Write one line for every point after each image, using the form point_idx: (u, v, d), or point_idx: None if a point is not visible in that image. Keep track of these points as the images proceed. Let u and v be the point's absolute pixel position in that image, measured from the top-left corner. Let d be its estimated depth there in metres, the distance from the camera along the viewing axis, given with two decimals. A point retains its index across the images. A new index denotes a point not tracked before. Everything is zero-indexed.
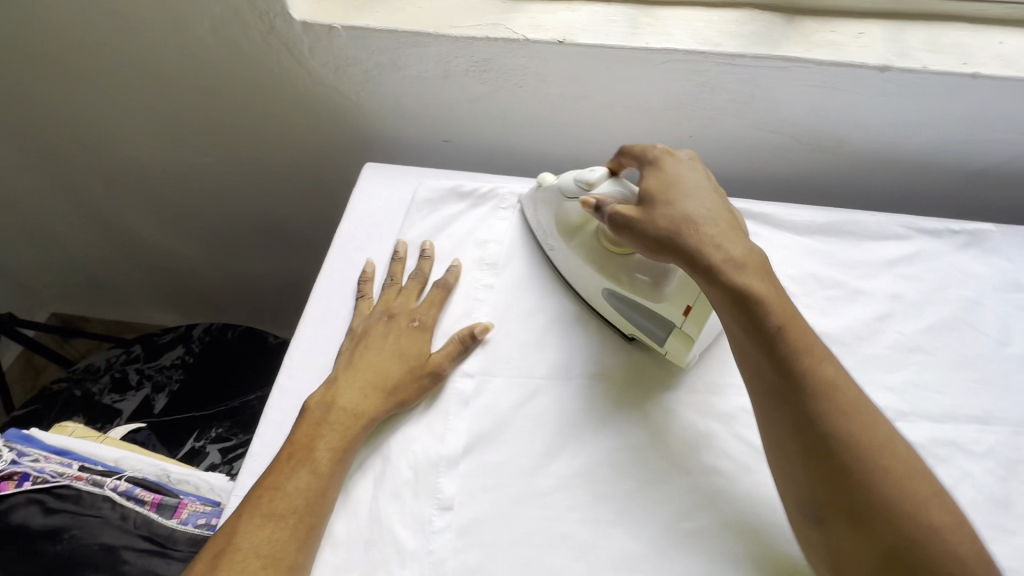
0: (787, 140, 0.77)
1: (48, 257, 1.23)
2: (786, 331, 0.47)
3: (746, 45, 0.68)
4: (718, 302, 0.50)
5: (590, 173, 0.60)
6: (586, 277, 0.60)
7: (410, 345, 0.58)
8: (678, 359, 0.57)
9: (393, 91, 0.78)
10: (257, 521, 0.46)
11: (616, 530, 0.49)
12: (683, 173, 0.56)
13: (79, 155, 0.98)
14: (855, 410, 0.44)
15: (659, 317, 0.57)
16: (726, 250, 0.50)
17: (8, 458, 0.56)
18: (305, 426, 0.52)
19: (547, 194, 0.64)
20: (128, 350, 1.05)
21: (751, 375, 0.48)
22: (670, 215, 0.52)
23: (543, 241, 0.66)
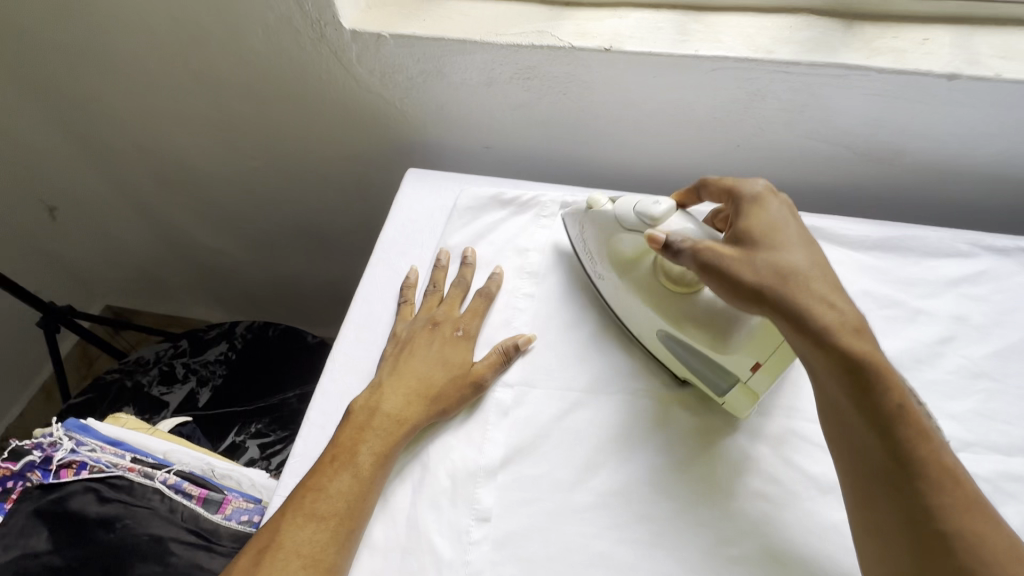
0: (842, 150, 0.74)
1: (105, 252, 1.30)
2: (903, 409, 0.42)
3: (801, 52, 0.65)
4: (822, 366, 0.44)
5: (654, 206, 0.54)
6: (641, 314, 0.56)
7: (454, 352, 0.58)
8: (736, 409, 0.54)
9: (436, 98, 0.79)
10: (300, 520, 0.47)
11: (655, 551, 0.48)
12: (783, 219, 0.51)
13: (137, 156, 1.03)
14: (973, 507, 0.40)
15: (722, 369, 0.52)
16: (836, 310, 0.45)
17: (67, 447, 0.59)
18: (349, 428, 0.52)
19: (600, 221, 0.58)
20: (175, 344, 1.09)
21: (851, 448, 0.43)
22: (771, 265, 0.47)
23: (590, 266, 0.61)
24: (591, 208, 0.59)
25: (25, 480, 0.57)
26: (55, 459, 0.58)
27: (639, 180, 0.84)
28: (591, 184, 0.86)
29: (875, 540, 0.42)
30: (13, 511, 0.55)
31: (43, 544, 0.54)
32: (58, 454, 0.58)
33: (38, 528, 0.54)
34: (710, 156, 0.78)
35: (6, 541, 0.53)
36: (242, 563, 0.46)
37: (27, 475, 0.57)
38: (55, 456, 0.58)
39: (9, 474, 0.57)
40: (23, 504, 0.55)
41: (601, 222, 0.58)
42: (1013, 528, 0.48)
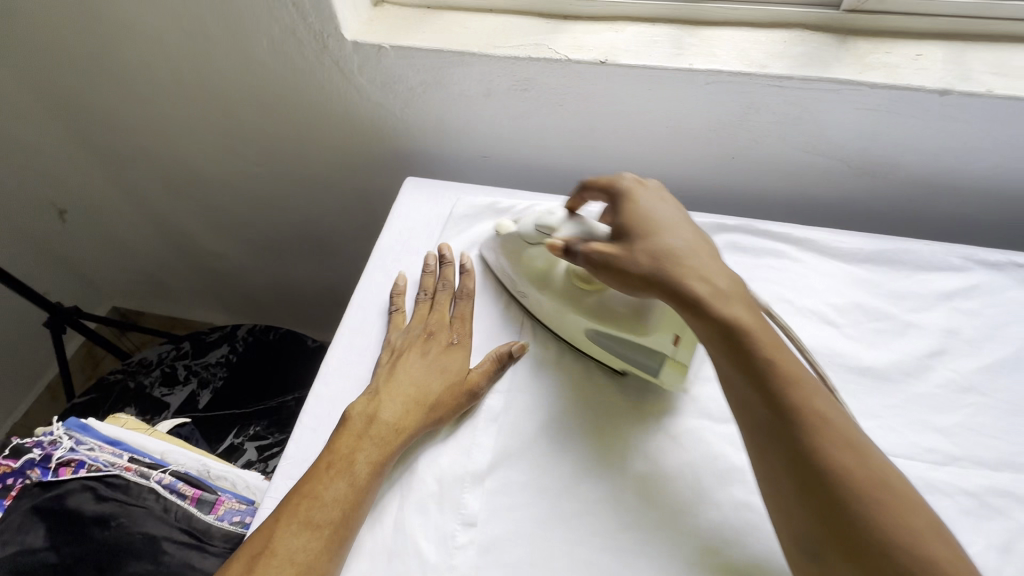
0: (837, 163, 0.74)
1: (113, 254, 1.32)
2: (774, 360, 0.46)
3: (794, 66, 0.66)
4: (704, 334, 0.49)
5: (549, 217, 0.61)
6: (567, 319, 0.59)
7: (449, 360, 0.58)
8: (676, 387, 0.56)
9: (436, 109, 0.80)
10: (296, 528, 0.47)
11: (638, 560, 0.48)
12: (653, 205, 0.56)
13: (144, 161, 1.05)
14: (848, 442, 0.42)
15: (649, 350, 0.55)
16: (706, 279, 0.50)
17: (67, 446, 0.60)
18: (346, 435, 0.53)
19: (510, 241, 0.65)
20: (178, 346, 1.11)
21: (739, 406, 0.47)
22: (649, 250, 0.52)
23: (514, 290, 0.65)
24: (498, 234, 0.67)
25: (25, 477, 0.58)
26: (55, 457, 0.59)
27: None
28: None
29: (772, 492, 0.44)
30: (11, 507, 0.56)
31: (40, 541, 0.55)
32: (58, 453, 0.59)
33: (36, 525, 0.56)
34: (706, 167, 0.79)
35: (4, 537, 0.55)
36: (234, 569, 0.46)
37: (27, 472, 0.58)
38: (55, 454, 0.59)
39: (9, 470, 0.58)
40: (22, 501, 0.56)
41: (508, 242, 0.65)
42: (998, 543, 0.48)
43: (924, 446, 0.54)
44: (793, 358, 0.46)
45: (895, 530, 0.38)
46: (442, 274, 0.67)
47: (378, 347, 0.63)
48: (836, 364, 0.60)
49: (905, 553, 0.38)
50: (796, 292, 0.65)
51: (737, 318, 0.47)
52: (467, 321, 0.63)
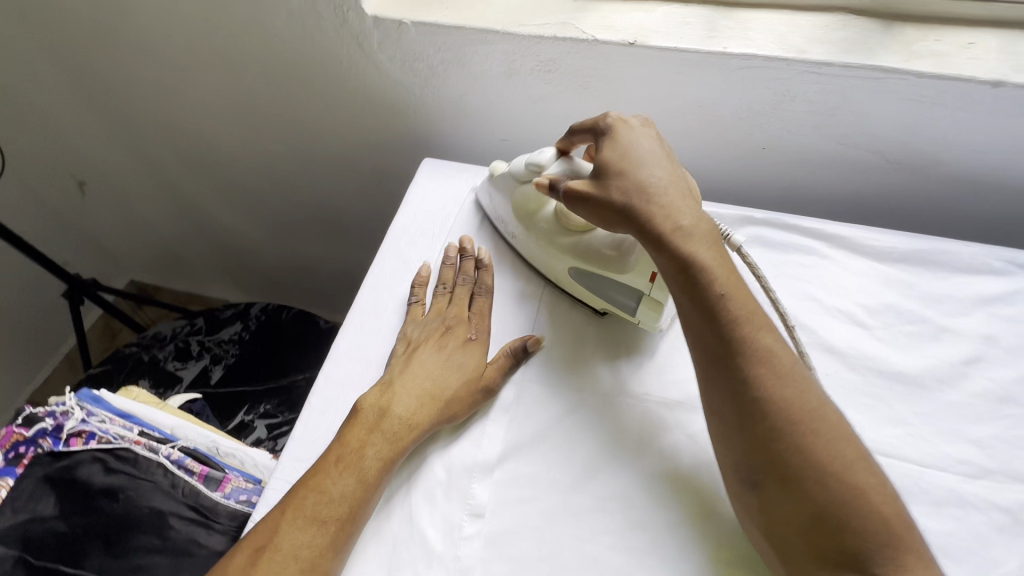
0: (874, 157, 0.71)
1: (130, 228, 1.33)
2: (731, 298, 0.47)
3: (835, 52, 0.63)
4: (667, 271, 0.50)
5: (538, 154, 0.59)
6: (551, 258, 0.61)
7: (468, 355, 0.57)
8: (652, 327, 0.57)
9: (457, 88, 0.78)
10: (301, 522, 0.46)
11: (650, 561, 0.47)
12: (631, 138, 0.55)
13: (162, 135, 1.05)
14: (789, 377, 0.45)
15: (629, 288, 0.57)
16: (675, 217, 0.50)
17: (78, 417, 0.60)
18: (356, 428, 0.51)
19: (502, 182, 0.64)
20: (192, 322, 1.11)
21: (693, 341, 0.49)
22: (624, 186, 0.52)
23: (504, 229, 0.66)
24: (493, 174, 0.67)
25: (36, 446, 0.57)
26: (66, 428, 0.59)
27: None
28: None
29: (715, 424, 0.47)
30: (24, 475, 0.56)
31: (50, 510, 0.56)
32: (69, 424, 0.59)
33: (47, 493, 0.56)
34: (734, 158, 0.76)
35: (16, 504, 0.55)
36: (237, 560, 0.45)
37: (38, 442, 0.58)
38: (67, 425, 0.59)
39: (22, 439, 0.57)
40: (34, 470, 0.56)
41: (499, 181, 0.65)
42: None
43: (956, 457, 0.51)
44: (747, 295, 0.49)
45: (824, 456, 0.42)
46: (462, 268, 0.64)
47: (390, 330, 0.62)
48: (865, 367, 0.57)
49: (833, 478, 0.41)
50: (824, 290, 0.63)
51: (701, 258, 0.49)
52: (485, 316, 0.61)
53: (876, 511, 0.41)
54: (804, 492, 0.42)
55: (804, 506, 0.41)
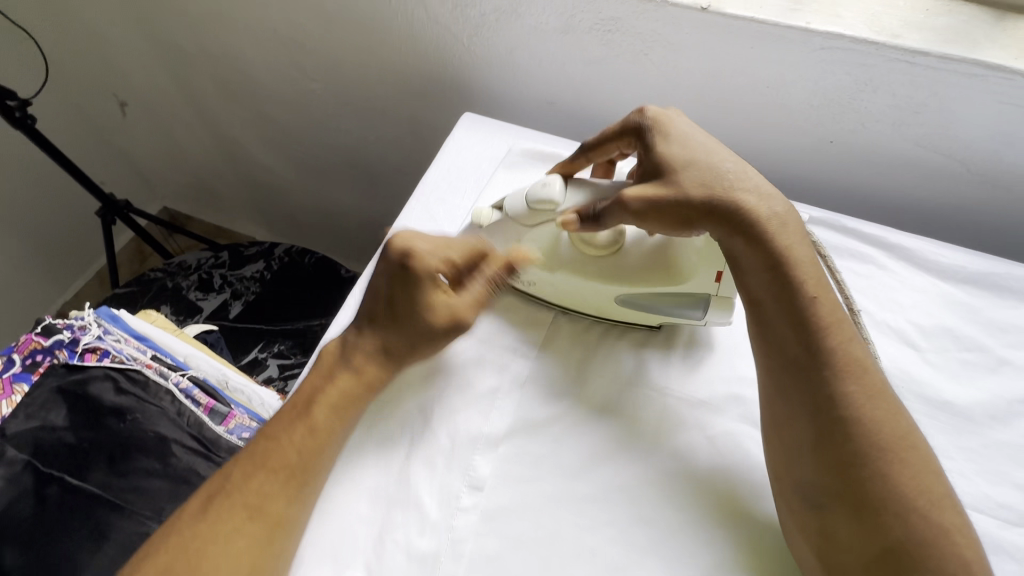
0: (953, 165, 0.64)
1: (165, 154, 1.33)
2: (819, 304, 0.45)
3: (933, 40, 0.56)
4: (750, 268, 0.47)
5: (543, 189, 0.52)
6: (591, 296, 0.54)
7: (416, 301, 0.49)
8: (720, 321, 0.54)
9: (507, 41, 0.73)
10: (250, 469, 0.44)
11: (649, 560, 0.45)
12: (689, 128, 0.51)
13: (201, 60, 1.02)
14: (880, 396, 0.42)
15: (690, 296, 0.53)
16: (765, 210, 0.47)
17: (95, 333, 0.61)
18: (316, 375, 0.50)
19: (498, 230, 0.56)
20: (216, 255, 1.11)
21: (770, 349, 0.46)
22: (698, 177, 0.48)
23: (516, 282, 0.57)
24: (480, 224, 0.57)
25: (53, 356, 0.59)
26: (82, 342, 0.60)
27: None
28: None
29: (787, 439, 0.44)
30: (38, 384, 0.57)
31: (60, 420, 0.56)
32: (85, 338, 0.60)
33: (58, 404, 0.56)
34: (796, 150, 0.70)
35: (28, 411, 0.55)
36: (192, 505, 0.44)
37: (55, 352, 0.59)
38: (83, 340, 0.60)
39: (40, 347, 0.60)
40: (48, 380, 0.57)
41: (494, 233, 0.56)
42: None
43: (997, 500, 0.47)
44: (834, 302, 0.46)
45: (910, 487, 0.39)
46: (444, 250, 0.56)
47: None
48: (910, 392, 0.53)
49: (919, 513, 0.39)
50: (876, 303, 0.58)
51: (795, 257, 0.46)
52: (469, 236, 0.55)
53: (961, 554, 0.38)
54: (880, 524, 0.39)
55: (877, 537, 0.39)
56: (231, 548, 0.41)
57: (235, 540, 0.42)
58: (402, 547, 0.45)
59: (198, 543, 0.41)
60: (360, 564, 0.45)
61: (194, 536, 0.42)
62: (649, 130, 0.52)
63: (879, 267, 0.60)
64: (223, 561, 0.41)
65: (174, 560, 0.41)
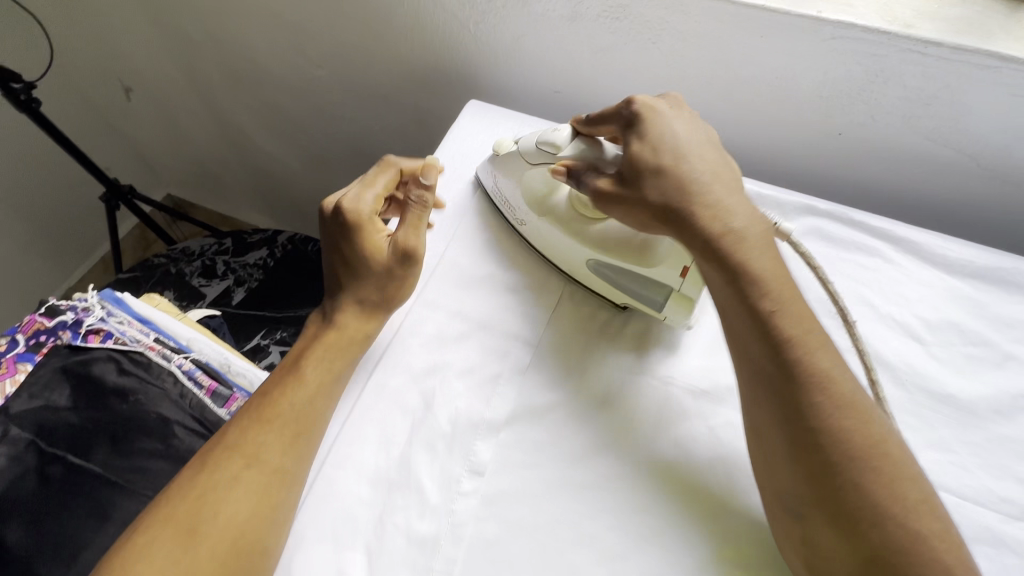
0: (964, 160, 0.63)
1: (169, 141, 1.33)
2: (782, 315, 0.43)
3: (947, 31, 0.55)
4: (716, 279, 0.46)
5: (553, 133, 0.54)
6: (567, 251, 0.57)
7: (361, 247, 0.54)
8: (680, 325, 0.54)
9: (514, 28, 0.72)
10: (246, 423, 0.48)
11: (649, 547, 0.45)
12: (665, 130, 0.50)
13: (205, 45, 1.02)
14: (847, 407, 0.41)
15: (653, 283, 0.53)
16: (726, 223, 0.46)
17: (99, 315, 0.61)
18: (304, 341, 0.54)
19: (508, 161, 0.59)
20: (220, 241, 1.11)
21: (740, 360, 0.45)
22: (660, 185, 0.48)
23: (511, 217, 0.61)
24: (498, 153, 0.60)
25: (56, 337, 0.59)
26: (85, 324, 0.60)
27: None
28: None
29: (763, 450, 0.44)
30: (41, 363, 0.57)
31: (64, 400, 0.56)
32: (88, 320, 0.60)
33: (61, 384, 0.56)
34: (805, 142, 0.69)
35: (31, 390, 0.55)
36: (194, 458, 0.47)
37: (58, 333, 0.59)
38: (86, 321, 0.60)
39: (44, 328, 0.60)
40: (51, 360, 0.57)
41: (507, 167, 0.60)
42: None
43: (999, 494, 0.47)
44: (802, 311, 0.44)
45: (885, 495, 0.38)
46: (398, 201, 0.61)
47: None
48: (914, 385, 0.52)
49: (894, 520, 0.38)
50: (881, 297, 0.58)
51: (754, 267, 0.45)
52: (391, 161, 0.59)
53: (939, 558, 0.37)
54: (857, 532, 0.38)
55: (854, 545, 0.38)
56: (233, 495, 0.44)
57: (235, 486, 0.45)
58: (402, 530, 0.45)
59: (199, 490, 0.44)
60: (360, 546, 0.44)
61: (194, 485, 0.45)
62: (633, 123, 0.51)
63: (885, 260, 0.59)
64: (224, 507, 0.44)
65: (177, 508, 0.44)
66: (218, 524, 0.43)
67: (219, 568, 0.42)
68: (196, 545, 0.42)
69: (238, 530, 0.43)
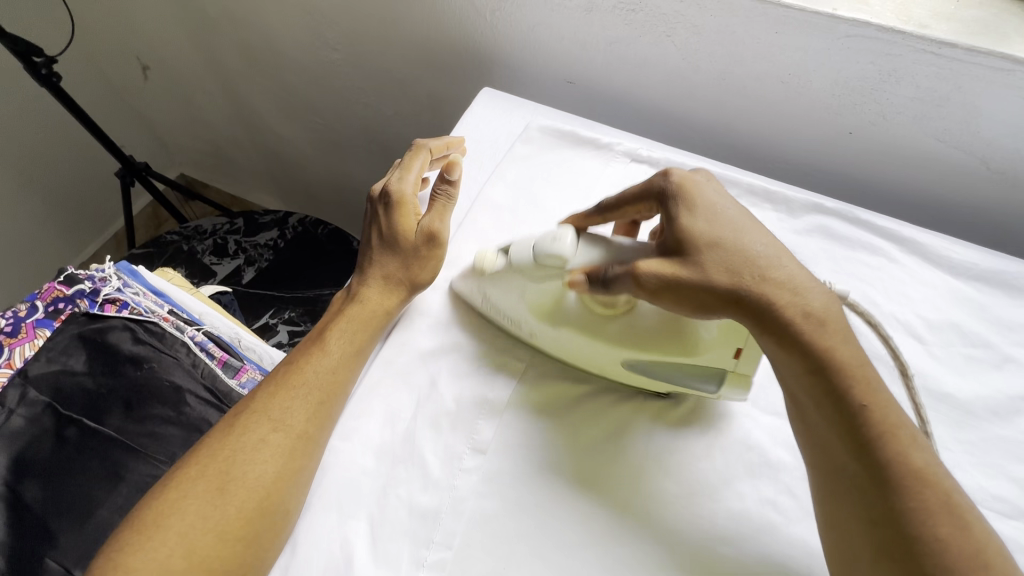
0: (973, 162, 0.63)
1: (184, 121, 1.34)
2: (870, 412, 0.39)
3: (962, 32, 0.55)
4: (787, 364, 0.42)
5: (555, 244, 0.48)
6: (593, 354, 0.50)
7: (391, 225, 0.57)
8: (736, 398, 0.50)
9: (530, 17, 0.73)
10: (273, 388, 0.50)
11: (643, 529, 0.46)
12: (719, 200, 0.47)
13: (223, 26, 1.03)
14: (946, 511, 0.37)
15: (704, 369, 0.48)
16: (803, 302, 0.42)
17: (115, 285, 0.63)
18: (330, 313, 0.56)
19: (502, 277, 0.52)
20: (231, 221, 1.13)
21: (820, 455, 0.41)
22: (724, 262, 0.43)
23: (514, 329, 0.53)
24: (482, 270, 0.53)
25: (74, 305, 0.61)
26: (102, 293, 0.62)
27: (724, 150, 0.77)
28: (677, 146, 0.79)
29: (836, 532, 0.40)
30: (60, 330, 0.59)
31: (80, 365, 0.58)
32: (105, 290, 0.62)
33: (79, 349, 0.58)
34: (814, 139, 0.69)
35: (49, 355, 0.57)
36: (219, 426, 0.48)
37: (76, 301, 0.62)
38: (104, 290, 0.62)
39: (63, 295, 0.62)
40: (69, 327, 0.59)
41: (496, 278, 0.52)
42: None
43: (991, 492, 0.48)
44: (892, 405, 0.40)
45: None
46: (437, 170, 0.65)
47: None
48: None
49: None
50: (884, 296, 0.58)
51: (837, 355, 0.41)
52: (420, 145, 0.62)
53: None
54: None
55: None
56: (259, 457, 0.46)
57: (262, 448, 0.46)
58: (405, 502, 0.46)
59: (228, 451, 0.46)
60: (363, 515, 0.46)
61: (223, 446, 0.46)
62: (673, 198, 0.47)
63: (890, 260, 0.60)
64: (251, 467, 0.45)
65: (207, 467, 0.45)
66: (245, 483, 0.45)
67: (245, 527, 0.43)
68: (224, 502, 0.44)
69: (263, 490, 0.44)
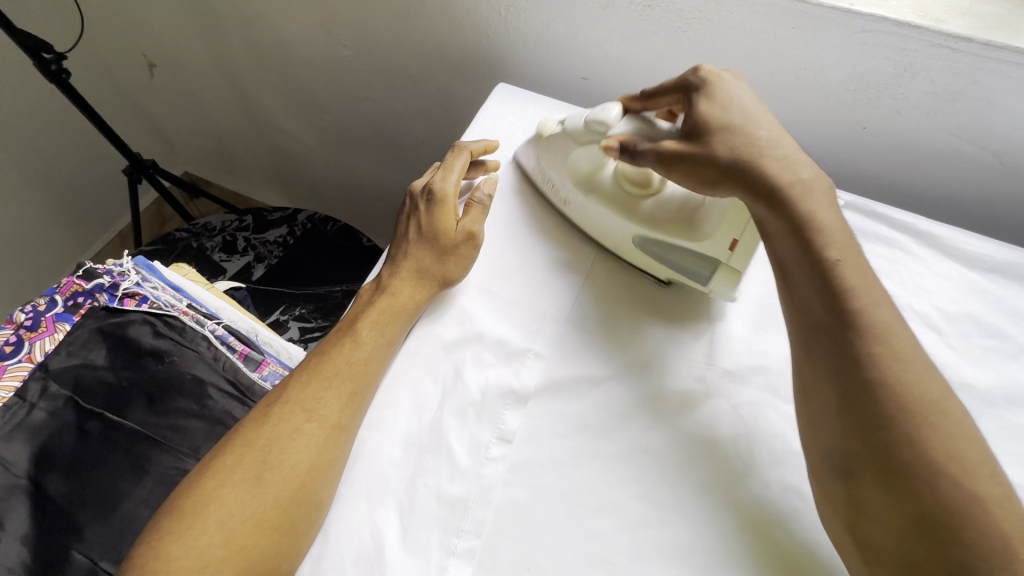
0: (986, 156, 0.64)
1: (190, 118, 1.34)
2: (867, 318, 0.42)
3: (978, 27, 0.56)
4: (776, 232, 0.47)
5: (603, 113, 0.57)
6: (614, 227, 0.58)
7: (431, 221, 0.57)
8: (725, 296, 0.55)
9: (545, 14, 0.73)
10: (305, 378, 0.50)
11: (671, 517, 0.46)
12: (738, 92, 0.51)
13: (231, 23, 1.02)
14: (910, 360, 0.41)
15: (702, 258, 0.54)
16: (793, 175, 0.47)
17: (134, 280, 0.63)
18: (358, 306, 0.56)
19: (552, 145, 0.61)
20: (241, 218, 1.13)
21: (799, 314, 0.46)
22: (729, 140, 0.48)
23: (555, 198, 0.62)
24: (541, 135, 0.63)
25: (93, 299, 0.61)
26: (122, 287, 0.62)
27: None
28: None
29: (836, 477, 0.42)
30: (79, 324, 0.58)
31: (101, 359, 0.57)
32: (125, 283, 0.62)
33: (98, 344, 0.58)
34: (827, 134, 0.70)
35: (70, 349, 0.57)
36: (251, 416, 0.48)
37: (95, 295, 0.62)
38: (122, 285, 0.62)
39: (81, 290, 0.62)
40: (88, 321, 0.59)
41: (551, 145, 0.61)
42: None
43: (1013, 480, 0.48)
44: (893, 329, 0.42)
45: (941, 451, 0.38)
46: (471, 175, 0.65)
47: None
48: None
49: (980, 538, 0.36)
50: (901, 288, 0.59)
51: (820, 219, 0.46)
52: (462, 147, 0.63)
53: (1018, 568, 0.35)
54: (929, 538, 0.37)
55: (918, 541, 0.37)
56: (295, 446, 0.46)
57: (298, 438, 0.46)
58: (433, 491, 0.47)
59: (263, 441, 0.46)
60: (393, 505, 0.46)
61: (258, 435, 0.46)
62: (698, 88, 0.52)
63: (905, 252, 0.61)
64: (288, 456, 0.45)
65: (243, 457, 0.45)
66: (281, 472, 0.44)
67: (283, 516, 0.43)
68: (262, 491, 0.44)
69: (300, 479, 0.44)
